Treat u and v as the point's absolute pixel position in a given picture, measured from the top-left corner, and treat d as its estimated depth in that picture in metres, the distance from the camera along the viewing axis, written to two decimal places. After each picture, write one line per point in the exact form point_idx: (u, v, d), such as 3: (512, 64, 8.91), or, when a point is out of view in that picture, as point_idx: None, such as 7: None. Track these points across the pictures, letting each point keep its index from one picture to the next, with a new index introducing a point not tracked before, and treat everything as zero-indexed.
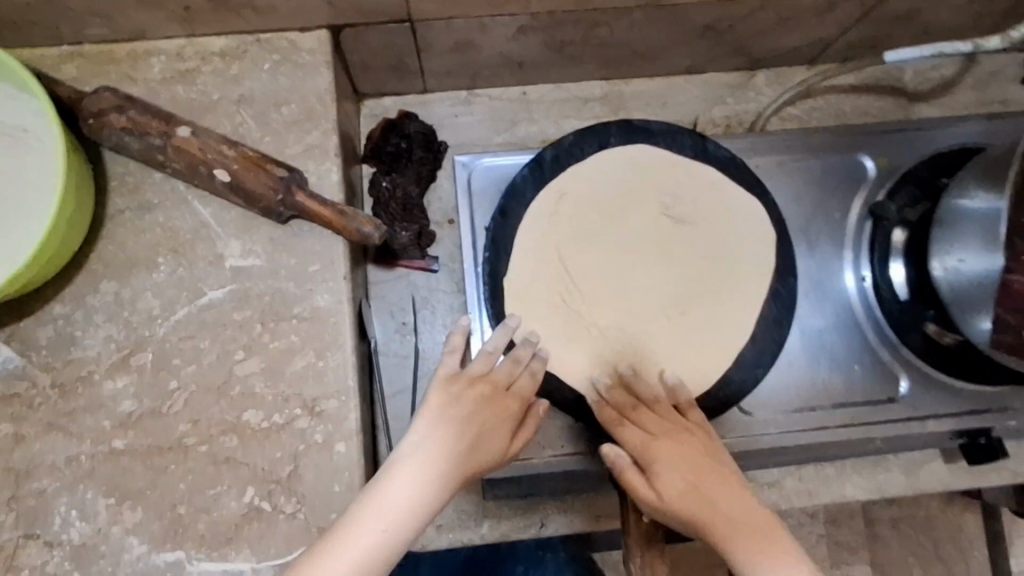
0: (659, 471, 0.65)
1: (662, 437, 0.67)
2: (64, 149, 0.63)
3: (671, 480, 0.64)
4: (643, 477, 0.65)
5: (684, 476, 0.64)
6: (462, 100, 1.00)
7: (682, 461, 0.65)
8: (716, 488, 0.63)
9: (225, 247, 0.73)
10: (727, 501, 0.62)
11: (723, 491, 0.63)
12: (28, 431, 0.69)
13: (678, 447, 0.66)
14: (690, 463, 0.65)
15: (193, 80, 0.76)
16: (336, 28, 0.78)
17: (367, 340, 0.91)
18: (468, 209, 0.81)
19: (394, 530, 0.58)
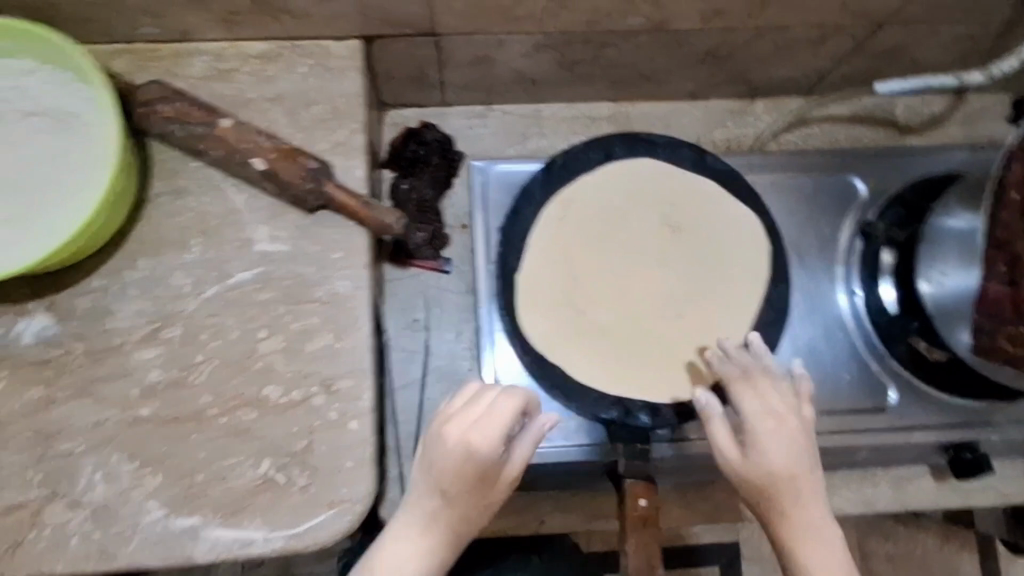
0: (753, 454, 0.66)
1: (760, 420, 0.67)
2: (120, 131, 0.70)
3: (765, 471, 0.65)
4: (741, 455, 0.66)
5: (779, 466, 0.65)
6: (478, 113, 1.06)
7: (777, 450, 0.65)
8: (796, 489, 0.65)
9: (254, 232, 0.78)
10: (795, 501, 0.65)
11: (804, 490, 0.66)
12: (59, 395, 0.73)
13: (780, 446, 0.66)
14: (786, 466, 0.65)
15: (232, 79, 0.82)
16: (367, 39, 0.85)
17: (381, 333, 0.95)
18: (481, 210, 0.86)
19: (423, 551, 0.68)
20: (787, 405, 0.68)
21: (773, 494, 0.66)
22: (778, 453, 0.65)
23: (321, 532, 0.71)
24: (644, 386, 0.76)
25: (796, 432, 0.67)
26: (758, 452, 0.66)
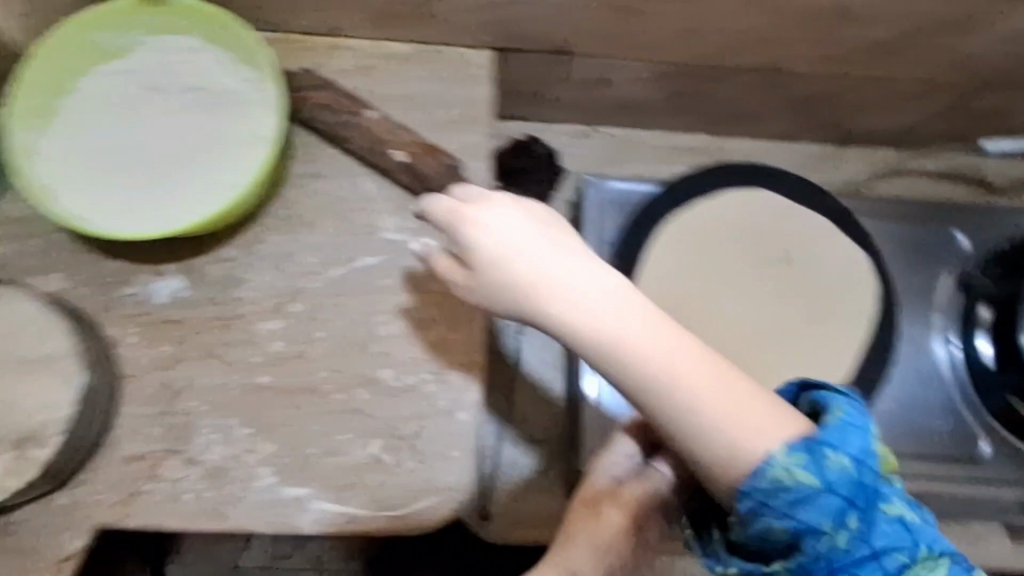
0: (667, 382, 0.58)
1: (677, 361, 0.59)
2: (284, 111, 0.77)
3: (706, 415, 0.57)
4: (671, 393, 0.58)
5: (679, 374, 0.58)
6: (579, 134, 1.06)
7: (690, 373, 0.58)
8: (679, 366, 0.58)
9: (383, 221, 0.81)
10: (694, 427, 0.57)
11: (695, 412, 0.57)
12: (187, 355, 0.76)
13: (610, 361, 0.59)
14: (665, 378, 0.58)
15: (373, 74, 0.85)
16: (502, 50, 0.88)
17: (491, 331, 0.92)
18: (593, 222, 0.89)
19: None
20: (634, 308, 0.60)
21: (719, 421, 0.57)
22: (692, 385, 0.58)
23: (424, 515, 0.73)
24: None
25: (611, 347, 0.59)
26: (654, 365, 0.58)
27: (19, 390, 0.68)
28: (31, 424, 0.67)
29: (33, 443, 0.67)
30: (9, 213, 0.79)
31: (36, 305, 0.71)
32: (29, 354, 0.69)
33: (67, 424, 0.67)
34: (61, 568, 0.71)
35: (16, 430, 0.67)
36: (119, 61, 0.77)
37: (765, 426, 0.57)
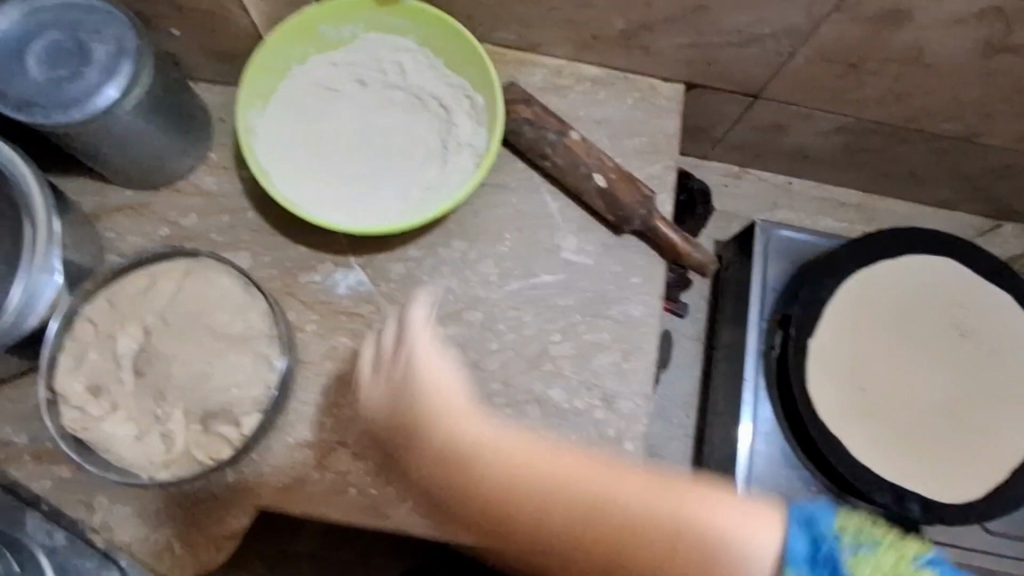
0: (615, 511, 0.67)
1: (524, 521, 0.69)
2: (495, 126, 0.75)
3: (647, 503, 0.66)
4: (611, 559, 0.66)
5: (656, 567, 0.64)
6: (733, 175, 1.09)
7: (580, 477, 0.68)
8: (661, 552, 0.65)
9: (563, 240, 0.80)
10: (668, 511, 0.64)
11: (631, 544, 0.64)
12: (362, 348, 0.76)
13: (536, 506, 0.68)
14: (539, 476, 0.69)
15: (565, 95, 0.86)
16: (691, 86, 0.88)
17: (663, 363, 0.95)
18: (761, 267, 0.88)
19: None
20: (436, 428, 0.70)
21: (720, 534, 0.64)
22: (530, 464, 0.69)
23: None
24: (917, 480, 0.75)
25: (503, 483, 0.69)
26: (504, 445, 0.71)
27: (215, 365, 0.68)
28: (225, 401, 0.67)
29: (220, 419, 0.67)
30: (201, 186, 0.79)
31: (240, 281, 0.70)
32: (228, 331, 0.68)
33: (261, 406, 0.68)
34: (223, 545, 0.71)
35: (208, 405, 0.67)
36: (335, 51, 0.79)
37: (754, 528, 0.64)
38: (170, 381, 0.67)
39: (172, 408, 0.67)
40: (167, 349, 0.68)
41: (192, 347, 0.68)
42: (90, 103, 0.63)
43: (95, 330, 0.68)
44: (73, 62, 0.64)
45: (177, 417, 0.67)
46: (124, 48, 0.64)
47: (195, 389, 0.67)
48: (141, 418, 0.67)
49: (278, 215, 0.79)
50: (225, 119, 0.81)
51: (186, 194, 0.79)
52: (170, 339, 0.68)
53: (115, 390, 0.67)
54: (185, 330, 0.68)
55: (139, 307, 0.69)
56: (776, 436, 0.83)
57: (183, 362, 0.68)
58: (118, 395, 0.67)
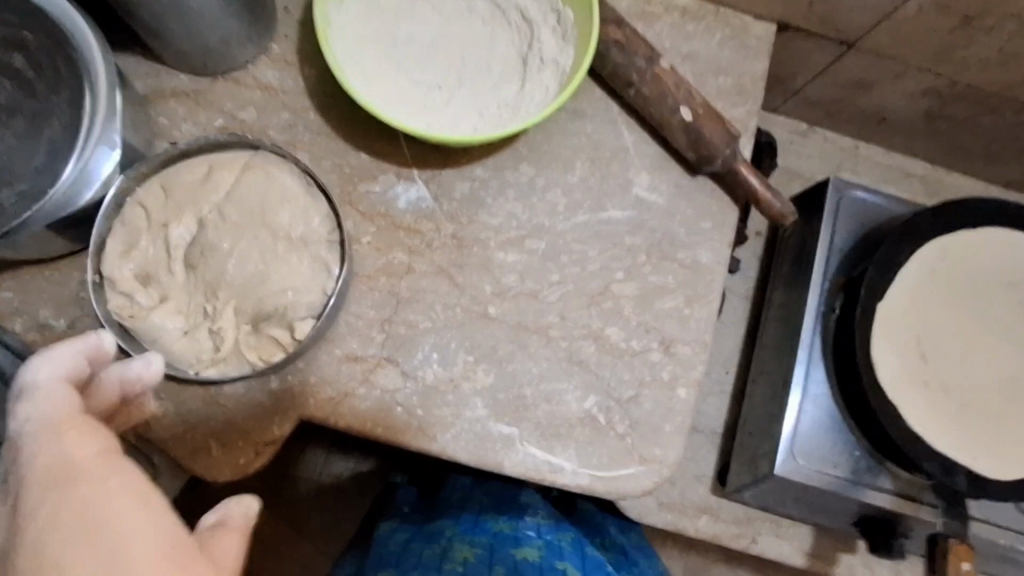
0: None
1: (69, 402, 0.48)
2: (585, 44, 0.70)
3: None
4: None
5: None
6: (800, 133, 1.05)
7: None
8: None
9: (636, 177, 0.77)
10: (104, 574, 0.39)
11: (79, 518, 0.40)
12: (418, 266, 0.73)
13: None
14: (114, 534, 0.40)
15: (652, 24, 0.81)
16: (783, 28, 0.83)
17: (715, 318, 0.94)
18: (829, 227, 0.84)
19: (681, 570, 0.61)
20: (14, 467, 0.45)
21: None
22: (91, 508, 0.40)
23: (628, 484, 0.71)
24: (972, 455, 0.74)
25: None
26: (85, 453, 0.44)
27: (271, 266, 0.64)
28: (279, 303, 0.64)
29: (273, 322, 0.64)
30: (263, 80, 0.75)
31: (302, 181, 0.66)
32: (285, 232, 0.65)
33: (317, 313, 0.64)
34: (261, 451, 0.68)
35: (262, 306, 0.64)
36: None
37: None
38: (224, 278, 0.64)
39: (223, 305, 0.64)
40: (223, 244, 0.64)
41: (250, 244, 0.65)
42: None
43: (148, 215, 0.64)
44: None
45: (225, 314, 0.63)
46: None
47: (249, 286, 0.64)
48: (191, 312, 0.64)
49: (342, 119, 0.75)
50: (291, 10, 0.76)
51: (247, 86, 0.75)
52: (227, 234, 0.64)
53: (166, 281, 0.64)
54: (244, 226, 0.65)
55: (196, 198, 0.65)
56: (825, 398, 0.81)
57: (240, 261, 0.64)
58: (170, 286, 0.64)
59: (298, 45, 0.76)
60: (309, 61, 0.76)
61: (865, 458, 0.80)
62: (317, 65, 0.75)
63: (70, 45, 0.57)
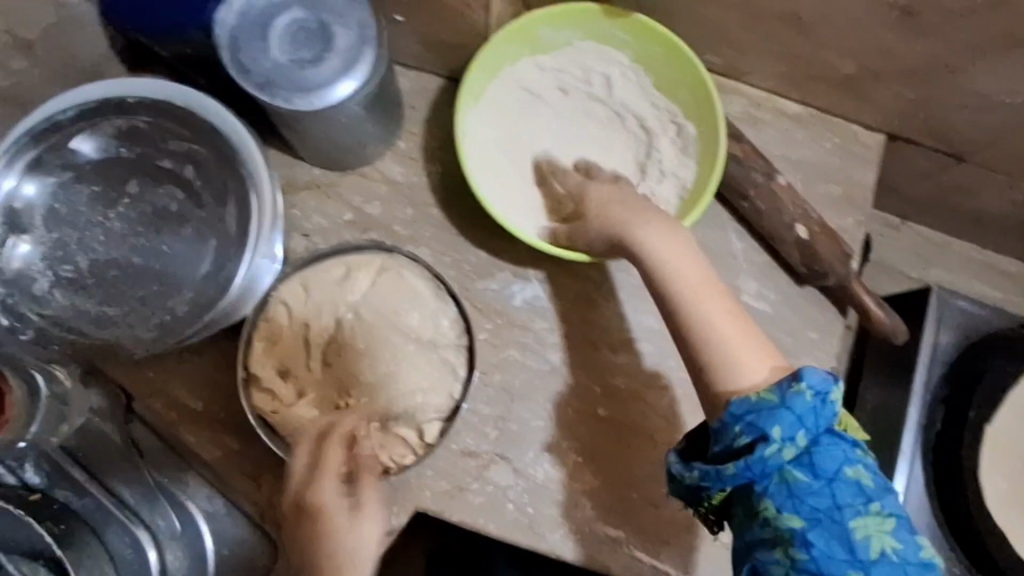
0: (704, 305, 0.62)
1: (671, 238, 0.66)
2: (708, 164, 0.72)
3: (738, 363, 0.60)
4: (699, 304, 0.62)
5: (692, 283, 0.64)
6: (892, 226, 1.05)
7: (680, 266, 0.64)
8: (723, 313, 0.62)
9: (744, 283, 0.78)
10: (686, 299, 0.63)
11: (703, 299, 0.63)
12: (532, 364, 0.75)
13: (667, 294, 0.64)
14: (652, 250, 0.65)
15: (762, 130, 0.82)
16: (892, 137, 0.84)
17: None
18: (933, 336, 0.83)
19: (720, 335, 0.61)
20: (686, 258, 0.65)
21: (729, 353, 0.61)
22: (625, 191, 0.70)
23: None
24: None
25: (688, 288, 0.63)
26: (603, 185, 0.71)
27: (402, 367, 0.68)
28: (409, 404, 0.67)
29: (401, 422, 0.68)
30: (389, 174, 0.78)
31: (431, 283, 0.70)
32: (414, 335, 0.69)
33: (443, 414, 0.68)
34: None
35: (391, 407, 0.67)
36: (545, 56, 0.76)
37: (749, 366, 0.60)
38: (356, 377, 0.68)
39: (355, 402, 0.67)
40: (360, 344, 0.68)
41: (383, 345, 0.68)
42: (330, 92, 0.61)
43: (289, 312, 0.68)
44: (315, 44, 0.61)
45: (355, 410, 0.67)
46: (365, 37, 0.62)
47: (381, 385, 0.68)
48: (324, 407, 0.68)
49: (462, 216, 0.78)
50: (417, 109, 0.79)
51: (373, 180, 0.78)
52: (363, 334, 0.68)
53: (301, 377, 0.68)
54: (377, 329, 0.69)
55: (333, 298, 0.69)
56: (923, 510, 0.81)
57: (375, 360, 0.68)
58: (307, 382, 0.68)
59: (422, 141, 0.79)
60: (432, 157, 0.79)
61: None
62: (440, 163, 0.78)
63: (239, 161, 0.61)
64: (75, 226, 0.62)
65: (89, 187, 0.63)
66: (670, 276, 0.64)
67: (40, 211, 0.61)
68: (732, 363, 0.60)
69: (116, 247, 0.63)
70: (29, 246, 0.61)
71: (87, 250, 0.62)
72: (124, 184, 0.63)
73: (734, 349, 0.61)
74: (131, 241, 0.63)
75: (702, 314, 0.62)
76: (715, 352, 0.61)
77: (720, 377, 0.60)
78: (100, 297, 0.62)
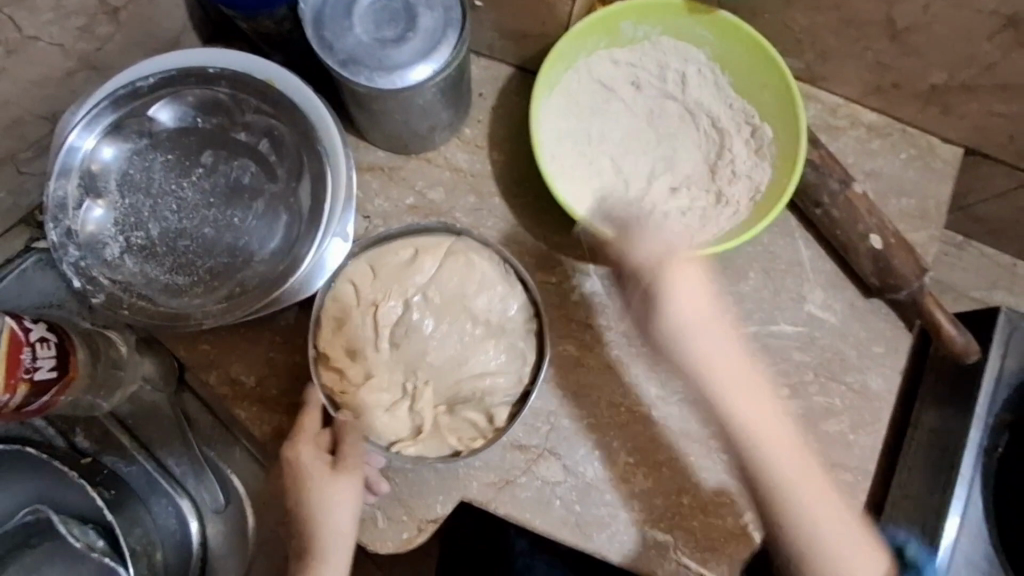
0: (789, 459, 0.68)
1: (724, 356, 0.68)
2: (784, 166, 0.71)
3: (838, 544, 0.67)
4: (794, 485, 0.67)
5: (791, 468, 0.68)
6: (955, 245, 1.02)
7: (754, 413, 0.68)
8: (814, 494, 0.68)
9: (809, 293, 0.76)
10: (791, 505, 0.68)
11: (796, 479, 0.67)
12: (587, 361, 0.74)
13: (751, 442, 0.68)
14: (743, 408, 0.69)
15: (836, 137, 0.80)
16: (970, 152, 0.81)
17: None
18: (1000, 357, 0.80)
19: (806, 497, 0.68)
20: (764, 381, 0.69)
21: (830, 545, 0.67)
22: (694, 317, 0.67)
23: None
24: None
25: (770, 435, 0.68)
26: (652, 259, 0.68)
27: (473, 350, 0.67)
28: (477, 389, 0.66)
29: (469, 405, 0.67)
30: (453, 161, 0.77)
31: (502, 269, 0.69)
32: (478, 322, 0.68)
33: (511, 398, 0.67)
34: (423, 528, 0.70)
35: (459, 390, 0.66)
36: (620, 48, 0.75)
37: (857, 558, 0.67)
38: (424, 360, 0.67)
39: (421, 385, 0.66)
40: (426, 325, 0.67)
41: (452, 329, 0.67)
42: (409, 73, 0.60)
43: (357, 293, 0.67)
44: (399, 24, 0.61)
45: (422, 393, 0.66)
46: (450, 19, 0.61)
47: (447, 371, 0.67)
48: (392, 387, 0.67)
49: (525, 207, 0.77)
50: (485, 96, 0.79)
51: (437, 166, 0.77)
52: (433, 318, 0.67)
53: (374, 361, 0.67)
54: (446, 313, 0.67)
55: (401, 281, 0.68)
56: (976, 535, 0.79)
57: (448, 348, 0.67)
58: (374, 363, 0.67)
59: (488, 130, 0.78)
60: (498, 147, 0.78)
61: None
62: (505, 152, 0.77)
63: (316, 137, 0.61)
64: (148, 193, 0.62)
65: (163, 155, 0.62)
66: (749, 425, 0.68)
67: (115, 176, 0.61)
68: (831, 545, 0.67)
69: (187, 216, 0.62)
70: (103, 210, 0.61)
71: (158, 217, 0.62)
72: (198, 155, 0.63)
73: (818, 530, 0.67)
74: (203, 212, 0.62)
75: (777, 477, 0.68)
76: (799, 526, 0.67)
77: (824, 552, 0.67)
78: (169, 265, 0.61)
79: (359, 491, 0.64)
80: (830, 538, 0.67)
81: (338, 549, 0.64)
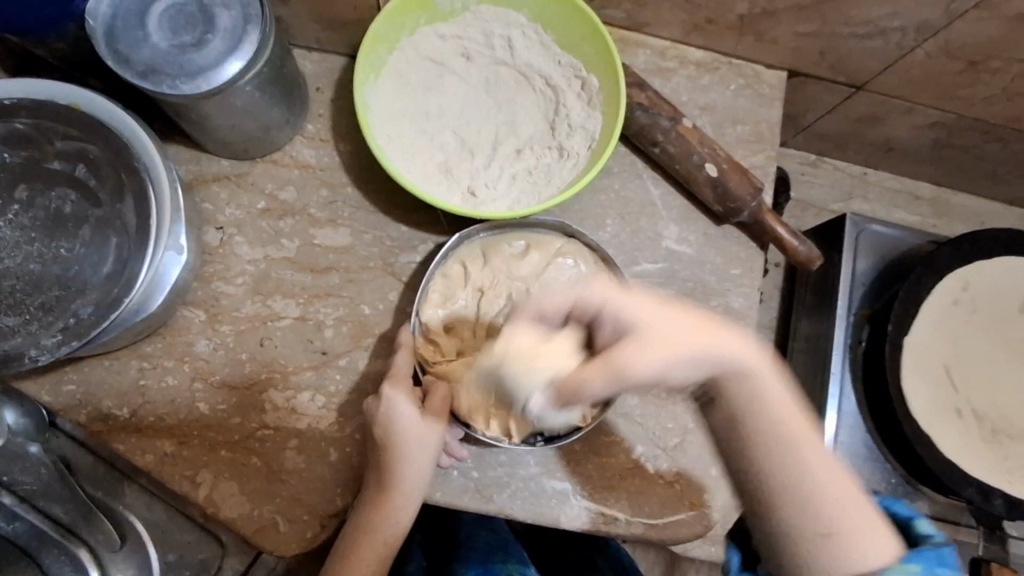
0: (817, 473, 0.55)
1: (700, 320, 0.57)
2: (613, 111, 0.73)
3: (832, 490, 0.55)
4: (806, 458, 0.55)
5: (795, 427, 0.56)
6: (810, 163, 1.08)
7: (781, 413, 0.56)
8: (834, 480, 0.55)
9: (665, 229, 0.79)
10: (803, 443, 0.56)
11: (806, 450, 0.55)
12: None
13: (766, 444, 0.56)
14: (774, 429, 0.55)
15: (669, 78, 0.84)
16: (793, 74, 0.86)
17: (779, 337, 1.01)
18: (852, 260, 0.87)
19: (824, 480, 0.55)
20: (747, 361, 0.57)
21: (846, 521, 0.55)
22: (716, 353, 0.55)
23: (680, 529, 0.73)
24: (1005, 478, 0.78)
25: (794, 425, 0.56)
26: (626, 319, 0.54)
27: (519, 318, 0.69)
28: None
29: None
30: (300, 158, 0.77)
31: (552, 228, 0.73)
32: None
33: None
34: (326, 524, 0.70)
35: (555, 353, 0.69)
36: (444, 23, 0.76)
37: (857, 536, 0.55)
38: None
39: None
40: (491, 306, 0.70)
41: None
42: (217, 74, 0.60)
43: (466, 273, 0.71)
44: (197, 28, 0.60)
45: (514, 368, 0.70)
46: (249, 15, 0.61)
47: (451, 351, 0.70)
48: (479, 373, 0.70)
49: (379, 193, 0.77)
50: (323, 89, 0.78)
51: (285, 166, 0.77)
52: (527, 311, 0.70)
53: (460, 336, 0.70)
54: None
55: (510, 273, 0.71)
56: (853, 426, 0.85)
57: None
58: (468, 345, 0.70)
59: (331, 122, 0.78)
60: (343, 137, 0.78)
61: (898, 482, 0.84)
62: (351, 141, 0.77)
63: (133, 154, 0.60)
64: None
65: None
66: (772, 411, 0.55)
67: None
68: (847, 535, 0.55)
69: (10, 255, 0.59)
70: None
71: None
72: (11, 191, 0.60)
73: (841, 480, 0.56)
74: (26, 247, 0.60)
75: (798, 448, 0.55)
76: (818, 502, 0.55)
77: (844, 512, 0.55)
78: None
79: (441, 442, 0.66)
80: (850, 496, 0.56)
81: (412, 493, 0.65)
